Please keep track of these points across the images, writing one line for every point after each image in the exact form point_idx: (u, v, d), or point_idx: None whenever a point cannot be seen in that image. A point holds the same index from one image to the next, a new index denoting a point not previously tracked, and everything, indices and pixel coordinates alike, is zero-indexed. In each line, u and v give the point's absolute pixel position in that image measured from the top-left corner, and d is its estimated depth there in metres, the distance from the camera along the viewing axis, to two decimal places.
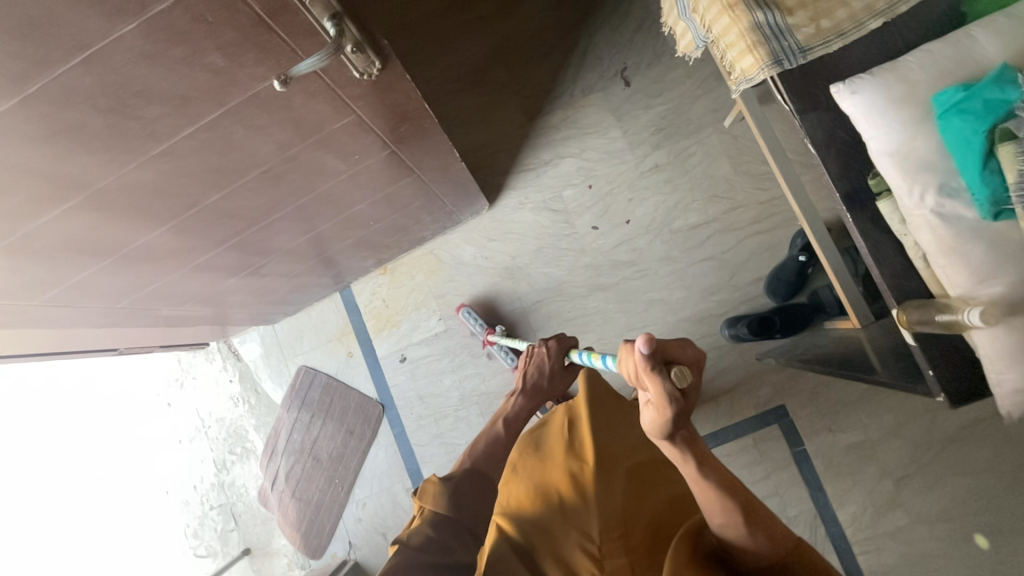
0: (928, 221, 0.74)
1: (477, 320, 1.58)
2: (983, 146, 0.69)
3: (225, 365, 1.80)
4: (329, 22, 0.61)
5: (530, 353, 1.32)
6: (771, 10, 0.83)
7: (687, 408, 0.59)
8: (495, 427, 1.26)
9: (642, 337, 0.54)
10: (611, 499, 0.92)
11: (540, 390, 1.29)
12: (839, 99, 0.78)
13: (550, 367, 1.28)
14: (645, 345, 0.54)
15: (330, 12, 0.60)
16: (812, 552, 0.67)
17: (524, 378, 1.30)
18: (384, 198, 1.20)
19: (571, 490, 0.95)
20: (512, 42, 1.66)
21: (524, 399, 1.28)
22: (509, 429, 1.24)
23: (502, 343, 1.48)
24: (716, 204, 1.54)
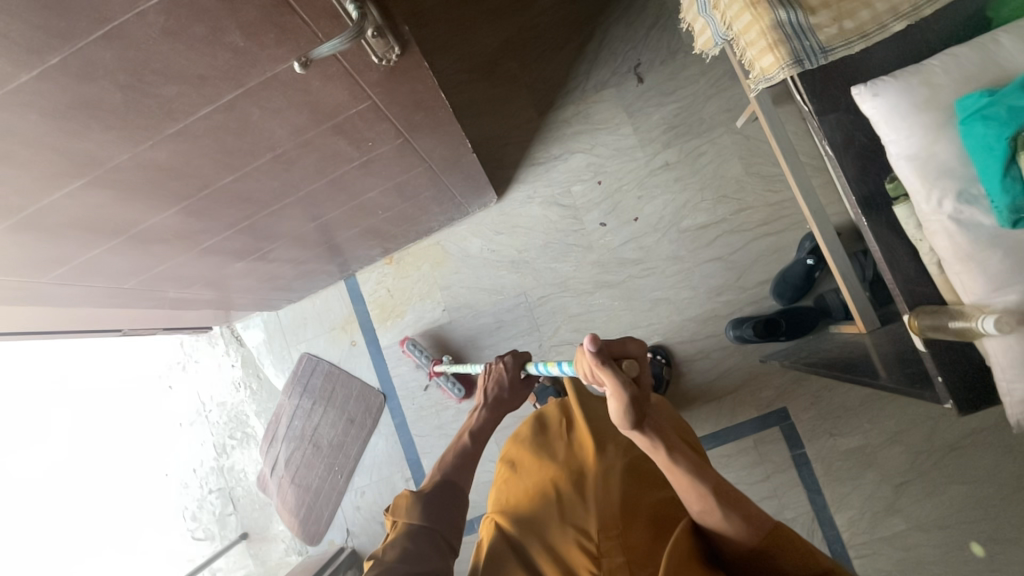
0: (946, 228, 0.74)
1: (422, 352, 1.60)
2: (1005, 152, 0.67)
3: (228, 350, 1.80)
4: (351, 5, 0.60)
5: (487, 371, 1.23)
6: (794, 8, 0.81)
7: (641, 393, 0.68)
8: (461, 440, 1.12)
9: (589, 339, 0.58)
10: (608, 495, 0.91)
11: (504, 405, 1.18)
12: (860, 101, 0.77)
13: (509, 382, 1.18)
14: (593, 346, 0.59)
15: None
16: (791, 533, 0.72)
17: (483, 395, 1.19)
18: (394, 187, 1.19)
19: (570, 489, 0.95)
20: (526, 34, 1.64)
21: (487, 412, 1.16)
22: (477, 440, 1.12)
23: (448, 373, 1.52)
24: (725, 205, 1.54)
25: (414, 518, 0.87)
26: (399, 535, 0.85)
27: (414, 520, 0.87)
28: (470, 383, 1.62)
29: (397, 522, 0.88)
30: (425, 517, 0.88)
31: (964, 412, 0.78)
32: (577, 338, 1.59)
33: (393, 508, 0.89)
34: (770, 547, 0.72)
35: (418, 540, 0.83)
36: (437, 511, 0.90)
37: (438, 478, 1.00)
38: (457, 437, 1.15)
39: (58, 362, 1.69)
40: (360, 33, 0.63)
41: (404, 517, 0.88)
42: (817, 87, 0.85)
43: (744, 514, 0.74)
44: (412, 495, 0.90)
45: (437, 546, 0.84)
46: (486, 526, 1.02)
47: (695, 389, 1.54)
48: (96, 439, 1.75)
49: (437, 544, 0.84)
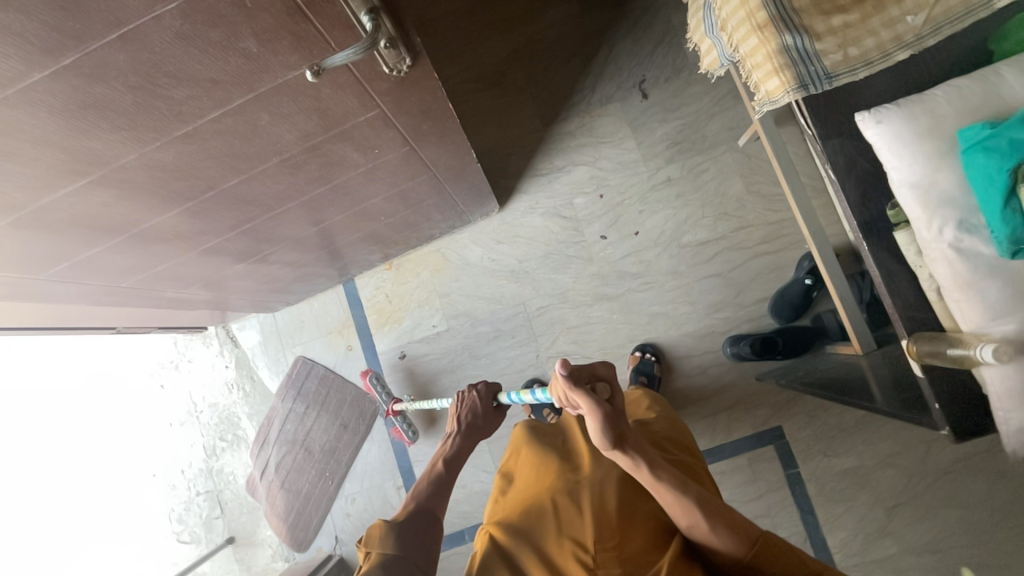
0: (946, 256, 0.73)
1: (383, 390, 1.54)
2: (1006, 184, 0.66)
3: (222, 351, 1.76)
4: (366, 17, 0.61)
5: (458, 401, 1.24)
6: (800, 33, 0.85)
7: (616, 413, 0.72)
8: (434, 468, 1.10)
9: (559, 363, 0.65)
10: (604, 504, 0.90)
11: (476, 433, 1.18)
12: (863, 128, 0.77)
13: (482, 409, 1.20)
14: (564, 371, 0.66)
15: (367, 7, 0.60)
16: (781, 544, 0.73)
17: (456, 422, 1.20)
18: (398, 194, 1.19)
19: (565, 500, 0.93)
20: (534, 47, 1.66)
21: (462, 440, 1.15)
22: (450, 467, 1.10)
23: (405, 415, 1.47)
24: (725, 222, 1.56)
25: (388, 548, 0.86)
26: (376, 563, 0.83)
27: (388, 550, 0.86)
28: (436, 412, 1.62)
29: (371, 553, 0.86)
30: (399, 546, 0.87)
31: (961, 438, 0.78)
32: (574, 350, 1.59)
33: (364, 540, 0.88)
34: (759, 559, 0.73)
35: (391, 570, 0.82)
36: (410, 539, 0.89)
37: (411, 508, 0.98)
38: (430, 466, 1.12)
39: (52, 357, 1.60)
40: (373, 44, 0.63)
41: (379, 546, 0.86)
42: (821, 113, 0.86)
43: (730, 522, 0.75)
44: (386, 524, 0.89)
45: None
46: (479, 539, 1.01)
47: (690, 405, 1.54)
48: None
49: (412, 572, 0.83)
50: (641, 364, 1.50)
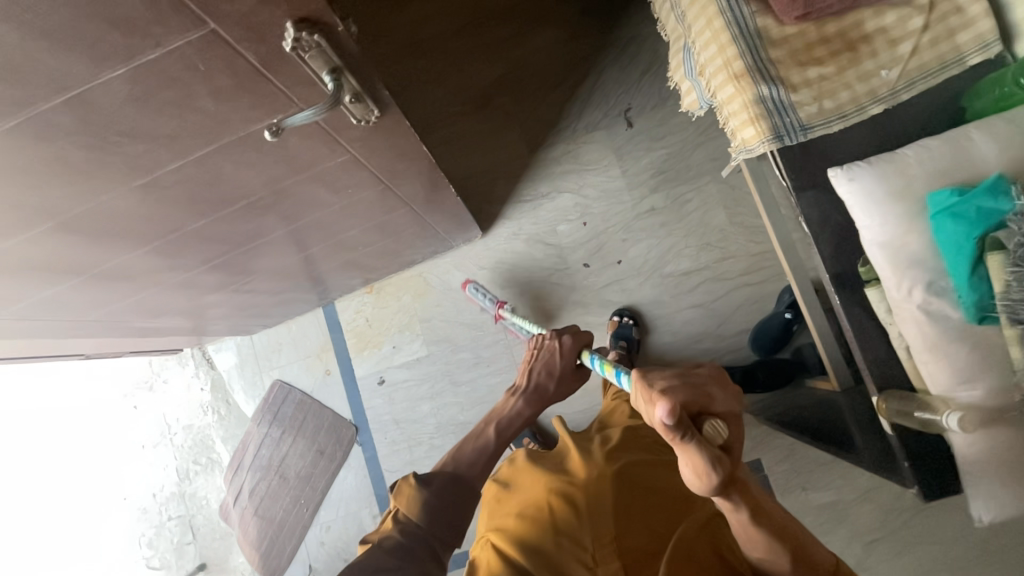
0: (915, 317, 0.73)
1: (486, 295, 1.57)
2: (973, 253, 0.67)
3: (198, 373, 1.72)
4: (328, 76, 0.57)
5: (535, 353, 1.27)
6: (776, 84, 0.86)
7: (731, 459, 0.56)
8: (486, 431, 1.14)
9: (662, 407, 0.50)
10: (600, 502, 0.90)
11: (539, 399, 1.22)
12: (835, 184, 0.77)
13: (552, 373, 1.23)
14: (670, 416, 0.51)
15: (329, 66, 0.57)
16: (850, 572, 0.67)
17: (529, 375, 1.25)
18: (376, 226, 1.18)
19: (562, 504, 0.91)
20: (521, 72, 1.65)
21: (524, 401, 1.21)
22: (501, 436, 1.13)
23: (513, 321, 1.47)
24: (708, 252, 1.56)
25: (414, 515, 0.81)
26: (398, 525, 0.79)
27: (414, 516, 0.81)
28: (415, 438, 1.60)
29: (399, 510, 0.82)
30: (424, 518, 0.81)
31: (928, 498, 0.77)
32: None
33: (396, 494, 0.83)
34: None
35: (413, 539, 0.77)
36: (439, 509, 0.84)
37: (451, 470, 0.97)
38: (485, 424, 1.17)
39: (58, 380, 1.76)
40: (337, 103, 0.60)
41: (408, 506, 0.82)
42: (796, 164, 0.86)
43: (796, 547, 0.66)
44: (417, 485, 0.84)
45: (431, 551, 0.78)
46: (480, 548, 1.00)
47: None
48: (65, 458, 1.73)
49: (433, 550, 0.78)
50: (623, 328, 1.51)
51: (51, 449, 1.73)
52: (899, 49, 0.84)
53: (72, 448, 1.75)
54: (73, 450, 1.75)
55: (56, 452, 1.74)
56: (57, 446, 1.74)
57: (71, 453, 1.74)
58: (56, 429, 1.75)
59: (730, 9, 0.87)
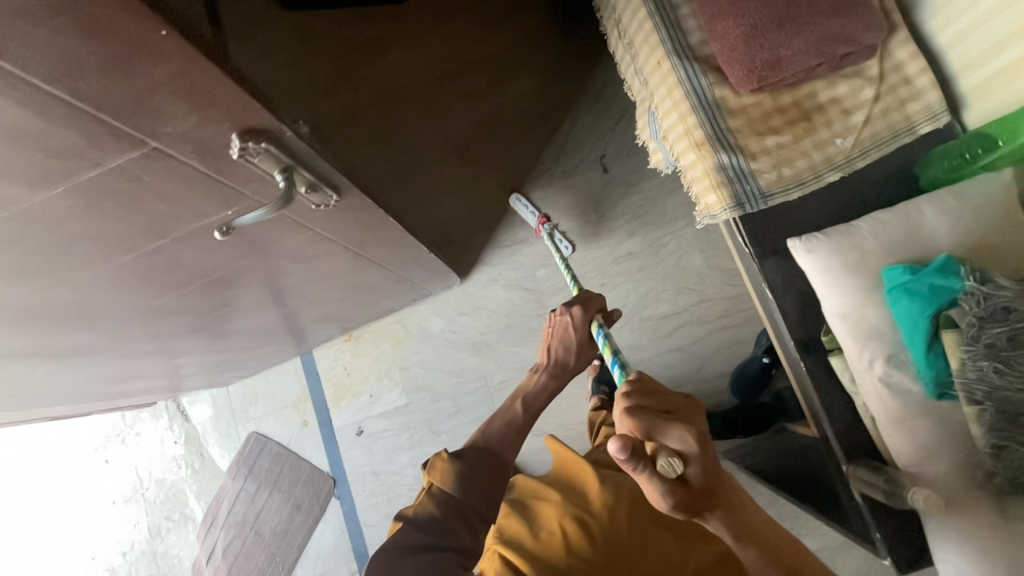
0: (877, 390, 0.73)
1: (529, 208, 1.58)
2: (928, 329, 0.67)
3: (171, 425, 1.68)
4: (279, 175, 0.57)
5: (553, 324, 1.05)
6: (735, 153, 0.88)
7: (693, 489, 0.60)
8: (511, 408, 0.96)
9: (614, 446, 0.52)
10: (616, 534, 0.88)
11: (567, 372, 1.03)
12: (795, 255, 0.78)
13: (575, 347, 1.02)
14: (620, 454, 0.53)
15: (281, 165, 0.57)
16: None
17: (547, 352, 1.04)
18: (349, 283, 1.17)
19: (579, 532, 0.87)
20: (498, 120, 1.69)
21: (547, 377, 1.01)
22: (529, 411, 0.96)
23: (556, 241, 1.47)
24: (685, 295, 1.57)
25: (449, 490, 0.75)
26: (433, 502, 0.74)
27: (450, 492, 0.75)
28: (394, 490, 1.56)
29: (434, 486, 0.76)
30: (460, 492, 0.75)
31: (902, 571, 0.76)
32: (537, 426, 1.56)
33: (430, 469, 0.77)
34: None
35: (448, 515, 0.72)
36: (476, 480, 0.77)
37: (482, 440, 0.87)
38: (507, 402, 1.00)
39: (40, 433, 1.76)
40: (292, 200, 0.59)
41: (442, 483, 0.75)
42: (758, 231, 0.88)
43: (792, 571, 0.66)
44: (450, 463, 0.77)
45: (467, 526, 0.73)
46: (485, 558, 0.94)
47: None
48: (43, 512, 1.73)
49: (468, 526, 0.73)
50: (604, 373, 1.45)
51: (33, 502, 1.75)
52: (852, 118, 0.86)
53: (48, 503, 1.73)
54: (48, 504, 1.73)
55: (36, 504, 1.74)
56: (37, 498, 1.74)
57: (47, 507, 1.73)
58: (36, 481, 1.76)
59: (689, 80, 0.90)
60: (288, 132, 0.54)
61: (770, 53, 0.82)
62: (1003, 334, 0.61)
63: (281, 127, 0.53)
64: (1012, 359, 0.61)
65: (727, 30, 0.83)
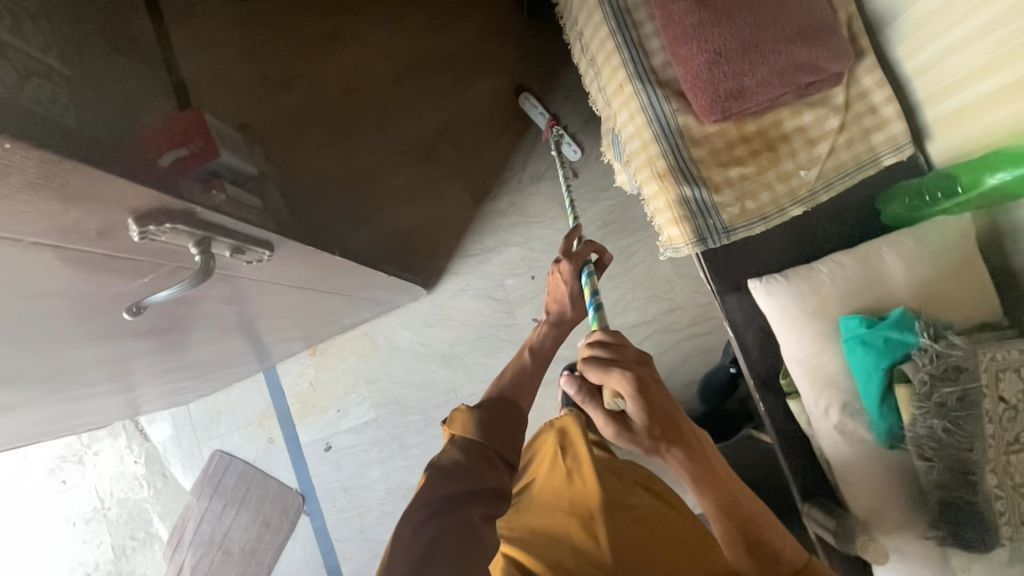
0: (832, 437, 0.74)
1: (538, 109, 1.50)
2: (882, 383, 0.68)
3: (130, 445, 1.63)
4: (194, 249, 0.52)
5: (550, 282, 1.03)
6: (699, 185, 0.84)
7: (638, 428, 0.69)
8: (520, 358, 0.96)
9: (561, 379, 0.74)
10: (621, 529, 0.82)
11: (566, 324, 1.01)
12: (755, 296, 0.77)
13: (571, 299, 0.99)
14: (569, 382, 0.74)
15: (194, 238, 0.52)
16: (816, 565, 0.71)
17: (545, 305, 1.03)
18: (303, 309, 1.12)
19: (581, 528, 0.84)
20: (463, 120, 1.58)
21: (552, 331, 1.01)
22: (537, 360, 0.96)
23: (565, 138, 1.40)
24: (655, 303, 1.55)
25: (472, 436, 0.70)
26: (457, 450, 0.68)
27: (473, 440, 0.70)
28: (365, 505, 1.55)
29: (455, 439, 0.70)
30: (484, 438, 0.70)
31: None
32: None
33: (450, 422, 0.72)
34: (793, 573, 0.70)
35: (474, 460, 0.67)
36: (499, 429, 0.72)
37: (497, 394, 0.82)
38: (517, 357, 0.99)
39: None
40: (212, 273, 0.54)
41: (464, 433, 0.70)
42: (720, 266, 0.86)
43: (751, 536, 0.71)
44: (472, 414, 0.72)
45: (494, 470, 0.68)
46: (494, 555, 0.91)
47: None
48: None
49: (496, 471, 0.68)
50: None
51: None
52: (817, 149, 0.83)
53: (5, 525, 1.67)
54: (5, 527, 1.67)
55: None
56: None
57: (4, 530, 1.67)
58: None
59: (651, 106, 0.85)
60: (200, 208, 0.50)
61: (733, 82, 0.78)
62: (953, 393, 0.62)
63: (190, 206, 0.48)
64: (961, 420, 0.62)
65: (690, 56, 0.78)
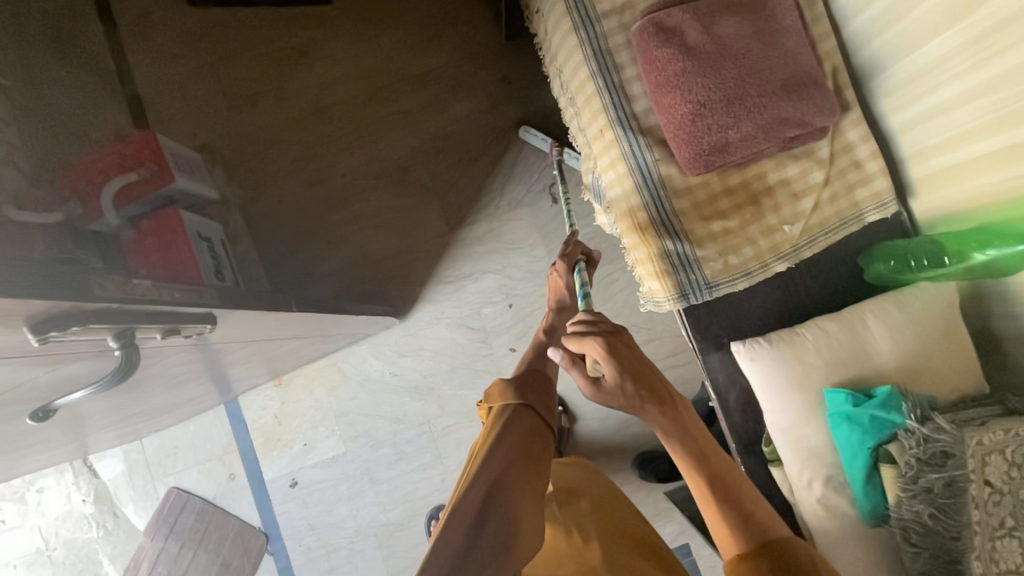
0: (815, 508, 0.76)
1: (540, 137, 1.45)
2: (868, 461, 0.71)
3: (78, 482, 1.52)
4: (114, 343, 0.55)
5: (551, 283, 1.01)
6: (681, 239, 0.81)
7: (619, 389, 0.67)
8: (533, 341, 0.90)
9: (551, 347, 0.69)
10: None
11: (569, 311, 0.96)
12: (738, 359, 0.78)
13: (570, 290, 0.95)
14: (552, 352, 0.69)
15: (116, 333, 0.54)
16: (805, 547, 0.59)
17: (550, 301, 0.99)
18: (259, 349, 1.04)
19: None
20: (438, 142, 1.51)
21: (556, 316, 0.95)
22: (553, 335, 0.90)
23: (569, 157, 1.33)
24: (635, 334, 1.52)
25: (510, 399, 0.65)
26: (497, 419, 0.62)
27: (511, 402, 0.64)
28: (332, 544, 1.48)
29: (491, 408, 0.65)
30: (524, 398, 0.65)
31: None
32: None
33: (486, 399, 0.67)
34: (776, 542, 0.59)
35: (518, 424, 0.61)
36: (534, 392, 0.68)
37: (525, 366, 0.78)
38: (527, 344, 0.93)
39: None
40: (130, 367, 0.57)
41: (501, 401, 0.65)
42: (702, 324, 0.83)
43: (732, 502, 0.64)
44: (508, 379, 0.67)
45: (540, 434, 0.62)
46: None
47: None
48: None
49: (540, 432, 0.62)
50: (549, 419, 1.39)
51: None
52: (801, 204, 0.80)
53: None
54: None
55: None
56: None
57: None
58: None
59: (633, 155, 0.81)
60: (119, 305, 0.52)
61: (718, 135, 0.75)
62: (940, 479, 0.65)
63: (107, 305, 0.50)
64: (946, 505, 0.65)
65: (674, 105, 0.75)
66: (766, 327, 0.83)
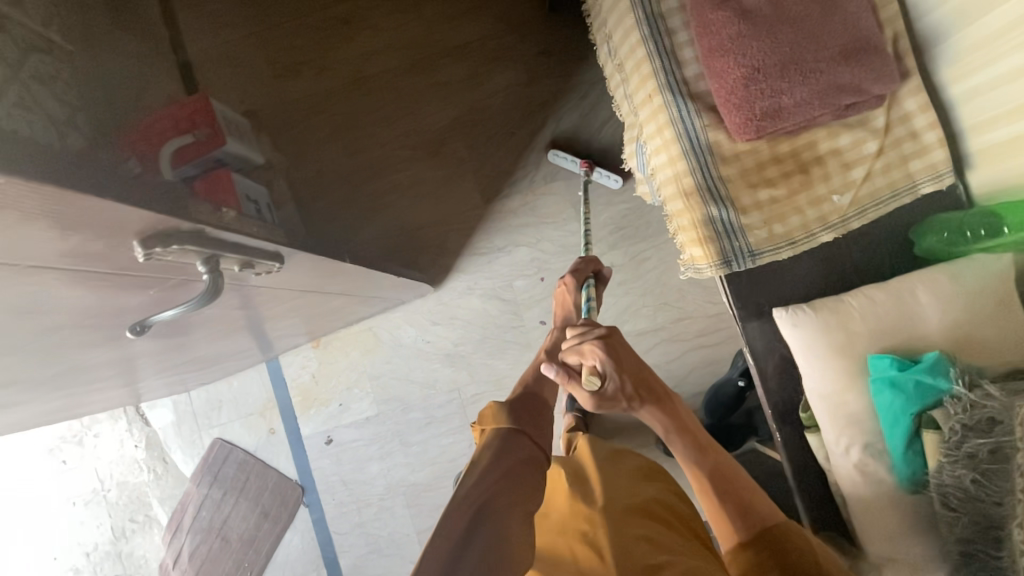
0: (852, 474, 0.77)
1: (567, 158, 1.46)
2: (909, 429, 0.72)
3: (131, 429, 1.63)
4: (201, 266, 0.57)
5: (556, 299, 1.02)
6: (726, 205, 0.81)
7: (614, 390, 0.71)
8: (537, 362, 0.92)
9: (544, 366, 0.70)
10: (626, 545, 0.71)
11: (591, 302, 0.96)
12: (780, 326, 0.79)
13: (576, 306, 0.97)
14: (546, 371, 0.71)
15: (202, 256, 0.56)
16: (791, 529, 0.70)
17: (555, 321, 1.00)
18: (304, 305, 1.09)
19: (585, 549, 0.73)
20: (476, 114, 1.53)
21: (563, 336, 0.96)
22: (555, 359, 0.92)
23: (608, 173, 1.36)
24: (665, 312, 1.51)
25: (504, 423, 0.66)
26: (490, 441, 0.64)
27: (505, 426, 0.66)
28: (363, 499, 1.55)
29: (485, 432, 0.66)
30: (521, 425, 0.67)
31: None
32: None
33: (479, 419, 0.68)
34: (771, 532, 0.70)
35: (514, 447, 0.63)
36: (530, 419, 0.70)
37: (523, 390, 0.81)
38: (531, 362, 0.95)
39: None
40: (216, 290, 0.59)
41: (494, 424, 0.67)
42: (743, 292, 0.84)
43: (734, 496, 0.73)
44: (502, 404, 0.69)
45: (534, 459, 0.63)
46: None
47: None
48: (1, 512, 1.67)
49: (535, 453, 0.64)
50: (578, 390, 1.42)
51: None
52: (853, 173, 0.79)
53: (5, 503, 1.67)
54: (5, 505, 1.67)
55: None
56: None
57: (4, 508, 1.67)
58: None
59: (682, 120, 0.81)
60: (209, 228, 0.54)
61: (771, 101, 0.74)
62: (985, 446, 0.66)
63: (199, 226, 0.53)
64: (989, 472, 0.66)
65: (728, 68, 0.74)
66: (808, 297, 0.84)
